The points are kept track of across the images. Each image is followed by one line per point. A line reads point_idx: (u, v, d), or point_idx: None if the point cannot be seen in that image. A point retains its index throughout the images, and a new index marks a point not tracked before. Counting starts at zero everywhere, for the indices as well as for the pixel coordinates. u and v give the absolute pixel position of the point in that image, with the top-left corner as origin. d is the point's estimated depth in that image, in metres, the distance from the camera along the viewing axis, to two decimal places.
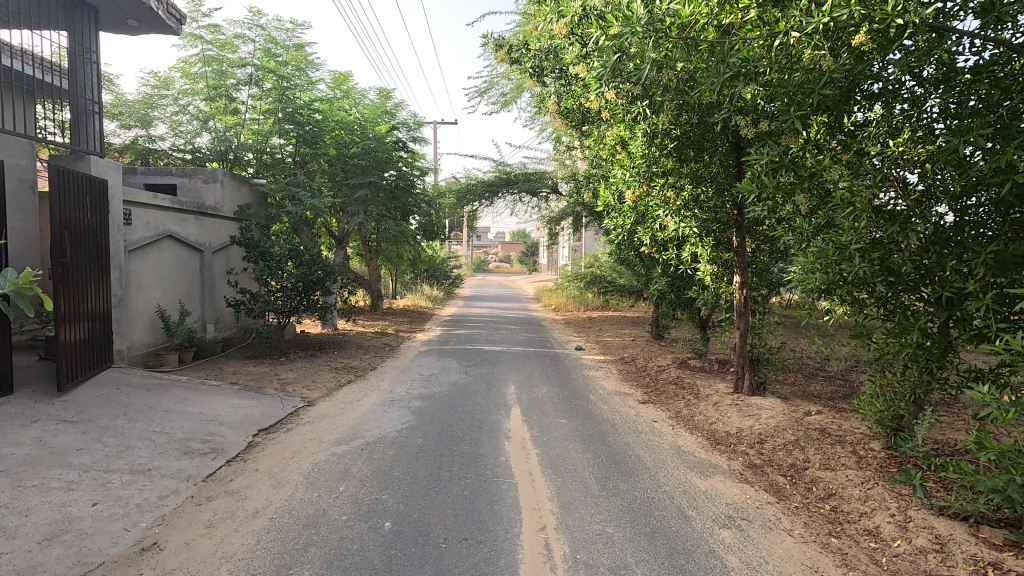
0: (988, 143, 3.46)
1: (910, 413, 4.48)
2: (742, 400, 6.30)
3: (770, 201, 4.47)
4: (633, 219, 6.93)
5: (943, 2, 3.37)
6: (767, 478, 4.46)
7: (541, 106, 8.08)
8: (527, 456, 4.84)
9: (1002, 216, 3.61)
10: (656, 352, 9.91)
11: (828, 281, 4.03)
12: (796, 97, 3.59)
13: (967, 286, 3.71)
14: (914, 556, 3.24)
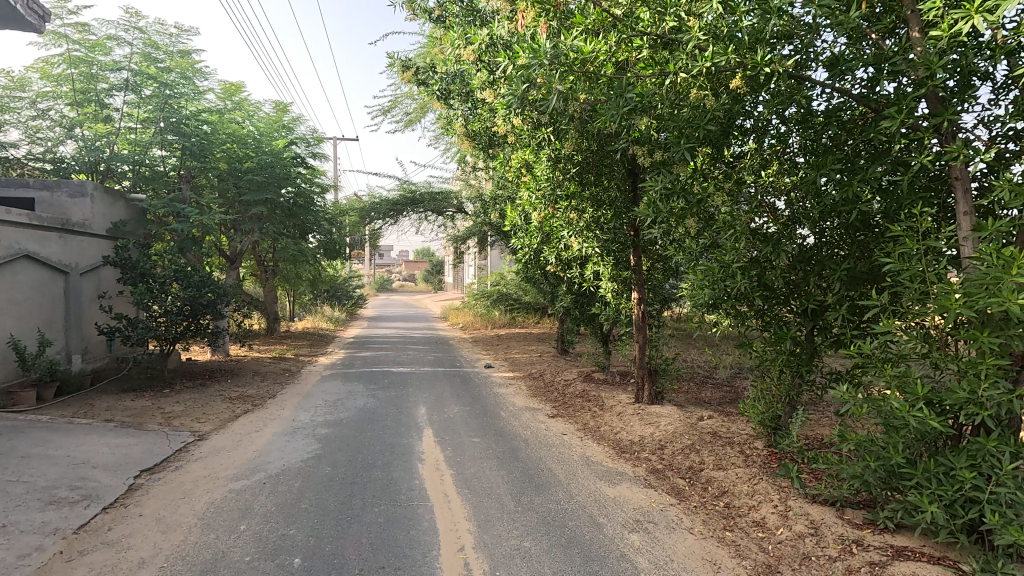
0: (839, 176, 4.03)
1: (786, 413, 5.02)
2: (643, 409, 6.69)
3: (663, 224, 4.83)
4: (539, 239, 7.22)
5: (800, 55, 3.88)
6: (668, 481, 4.78)
7: (447, 127, 8.23)
8: (441, 477, 4.81)
9: (850, 238, 4.23)
10: (562, 366, 10.25)
11: (716, 296, 4.46)
12: (685, 131, 3.94)
13: (826, 299, 4.29)
14: (794, 541, 3.63)
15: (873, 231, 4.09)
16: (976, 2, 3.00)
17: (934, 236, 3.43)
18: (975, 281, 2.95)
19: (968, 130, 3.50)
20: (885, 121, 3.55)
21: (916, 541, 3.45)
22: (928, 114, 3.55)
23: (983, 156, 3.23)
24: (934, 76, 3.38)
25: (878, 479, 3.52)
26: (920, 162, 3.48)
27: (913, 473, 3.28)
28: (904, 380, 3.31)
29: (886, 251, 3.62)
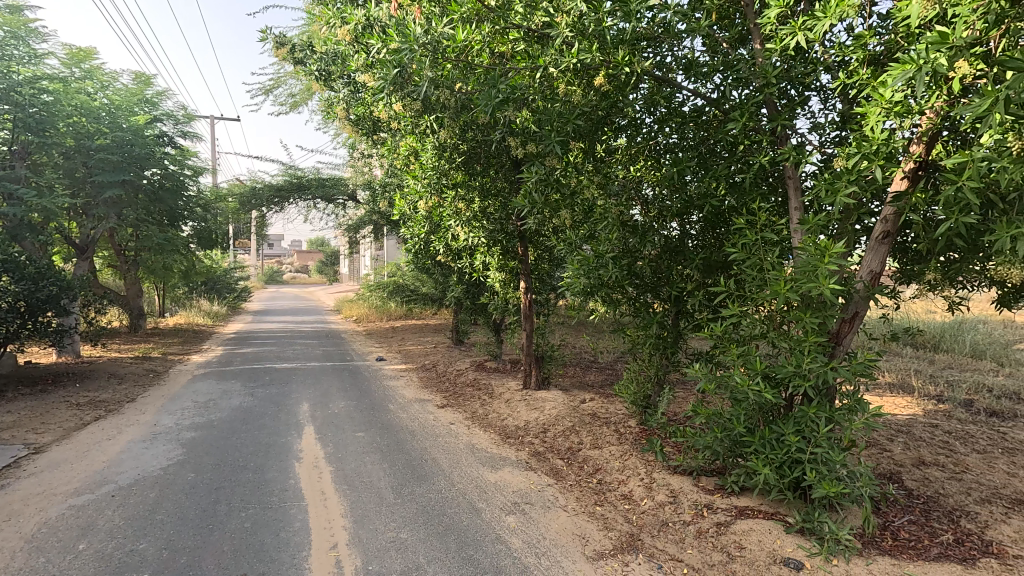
0: (696, 172, 4.36)
1: (655, 392, 5.39)
2: (529, 395, 6.88)
3: (541, 215, 4.97)
4: (428, 228, 7.16)
5: (662, 58, 4.14)
6: (548, 463, 4.96)
7: (329, 110, 7.87)
8: (319, 475, 4.63)
9: (708, 230, 4.61)
10: (456, 356, 10.27)
11: (590, 284, 4.68)
12: (556, 125, 4.09)
13: (687, 286, 4.66)
14: (655, 510, 3.93)
15: (727, 223, 4.49)
16: (800, 20, 3.36)
17: (771, 229, 3.83)
18: (799, 268, 3.33)
19: (800, 134, 3.92)
20: (731, 123, 3.89)
21: (755, 500, 3.88)
22: (767, 118, 3.93)
23: (809, 157, 3.65)
24: (770, 83, 3.74)
25: (725, 448, 3.91)
26: (760, 162, 3.86)
27: (752, 441, 3.68)
28: (746, 358, 3.68)
29: (733, 242, 3.99)
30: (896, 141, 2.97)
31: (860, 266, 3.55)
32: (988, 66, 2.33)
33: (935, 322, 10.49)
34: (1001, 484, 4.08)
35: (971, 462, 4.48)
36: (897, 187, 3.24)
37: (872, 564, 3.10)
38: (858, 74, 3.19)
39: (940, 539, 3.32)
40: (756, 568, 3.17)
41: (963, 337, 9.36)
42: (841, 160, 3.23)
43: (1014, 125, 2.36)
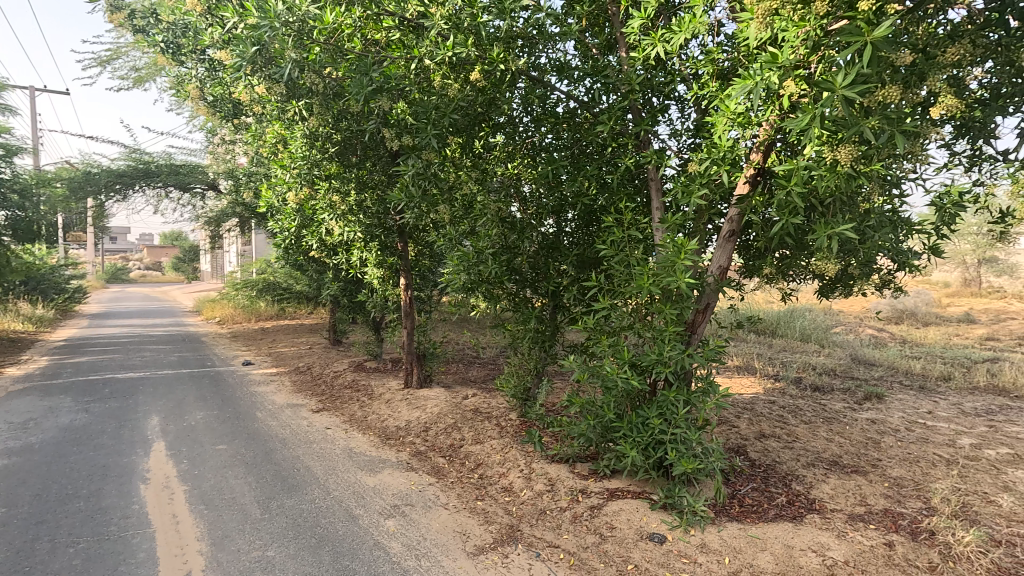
0: (570, 172, 4.54)
1: (534, 384, 5.54)
2: (411, 394, 6.73)
3: (419, 210, 4.86)
4: (298, 222, 6.70)
5: (535, 58, 4.24)
6: (429, 462, 4.89)
7: (180, 88, 7.06)
8: (170, 496, 4.14)
9: (582, 228, 4.83)
10: (333, 357, 9.76)
11: (470, 280, 4.67)
12: (433, 118, 4.02)
13: (562, 281, 4.83)
14: (534, 500, 4.04)
15: (599, 221, 4.72)
16: (659, 33, 3.60)
17: (637, 227, 4.09)
18: (660, 263, 3.59)
19: (662, 139, 4.22)
20: (600, 125, 4.08)
21: (625, 482, 4.13)
22: (633, 123, 4.18)
23: (669, 161, 3.94)
24: (634, 90, 3.98)
25: (598, 434, 4.11)
26: (626, 164, 4.10)
27: (621, 426, 3.91)
28: (616, 348, 3.89)
29: (603, 239, 4.20)
30: (739, 149, 3.29)
31: (711, 261, 3.92)
32: (809, 86, 2.66)
33: (772, 312, 12.01)
34: (821, 449, 4.76)
35: (800, 432, 5.17)
36: (740, 190, 3.62)
37: (723, 530, 3.44)
38: (708, 86, 3.49)
39: (776, 502, 3.78)
40: (625, 545, 3.38)
41: (794, 323, 10.80)
42: (694, 164, 3.52)
43: (829, 139, 2.72)
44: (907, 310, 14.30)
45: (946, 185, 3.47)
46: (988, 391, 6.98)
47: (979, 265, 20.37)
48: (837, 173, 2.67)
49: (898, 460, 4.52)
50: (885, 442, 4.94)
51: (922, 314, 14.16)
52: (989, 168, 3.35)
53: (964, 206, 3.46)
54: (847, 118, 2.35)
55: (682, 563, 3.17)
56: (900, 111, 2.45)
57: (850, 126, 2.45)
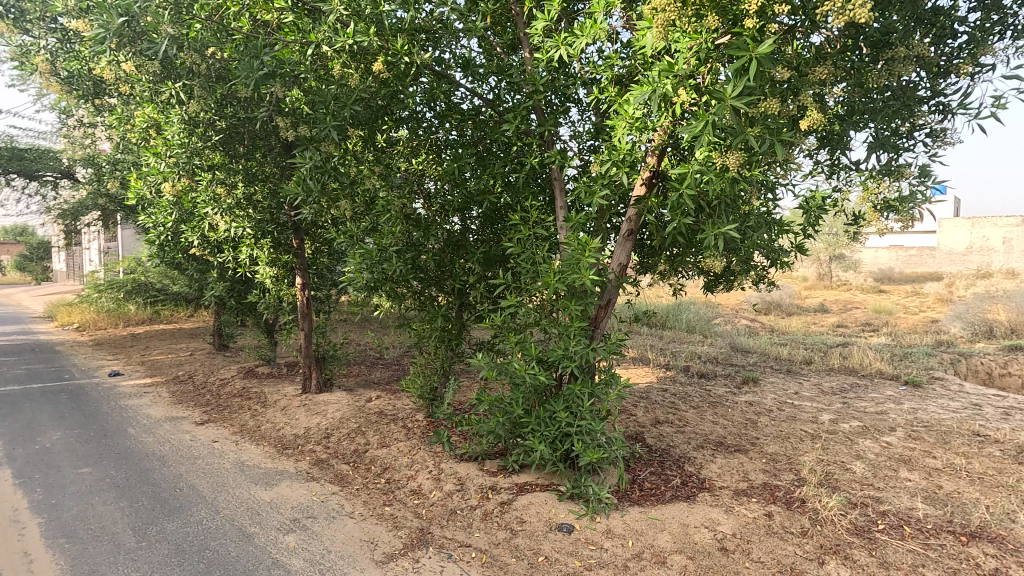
0: (475, 170, 4.52)
1: (441, 383, 5.46)
2: (309, 399, 6.36)
3: (317, 205, 4.59)
4: (176, 216, 6.07)
5: (439, 52, 4.16)
6: (331, 470, 4.65)
7: (24, 59, 6.10)
8: (20, 532, 3.57)
9: (487, 225, 4.83)
10: (218, 363, 8.98)
11: (374, 279, 4.49)
12: (332, 108, 3.81)
13: (469, 278, 4.81)
14: (444, 500, 3.98)
15: (504, 220, 4.75)
16: (562, 36, 3.68)
17: (541, 225, 4.17)
18: (565, 262, 3.68)
19: (564, 140, 4.33)
20: (506, 124, 4.11)
21: (533, 475, 4.21)
22: (536, 123, 4.25)
23: (571, 161, 4.06)
24: (538, 90, 4.05)
25: (506, 430, 4.15)
26: (531, 163, 4.16)
27: (529, 421, 3.97)
28: (523, 345, 3.94)
29: (510, 237, 4.24)
30: (636, 152, 3.47)
31: (611, 259, 4.10)
32: (700, 96, 2.85)
33: (662, 305, 12.86)
34: (709, 431, 5.16)
35: (690, 417, 5.58)
36: (638, 191, 3.81)
37: (625, 514, 3.61)
38: (608, 91, 3.63)
39: (672, 484, 4.04)
40: (536, 537, 3.44)
41: (681, 316, 11.63)
42: (596, 165, 3.65)
43: (718, 146, 2.94)
44: (774, 302, 15.98)
45: (811, 190, 3.89)
46: (840, 371, 7.98)
47: (830, 261, 23.26)
48: (724, 177, 2.89)
49: (773, 438, 5.02)
50: (761, 422, 5.47)
51: (786, 305, 15.88)
52: (845, 177, 3.80)
53: (825, 210, 3.91)
54: (735, 126, 2.55)
55: (590, 550, 3.28)
56: (779, 122, 2.70)
57: (737, 134, 2.66)
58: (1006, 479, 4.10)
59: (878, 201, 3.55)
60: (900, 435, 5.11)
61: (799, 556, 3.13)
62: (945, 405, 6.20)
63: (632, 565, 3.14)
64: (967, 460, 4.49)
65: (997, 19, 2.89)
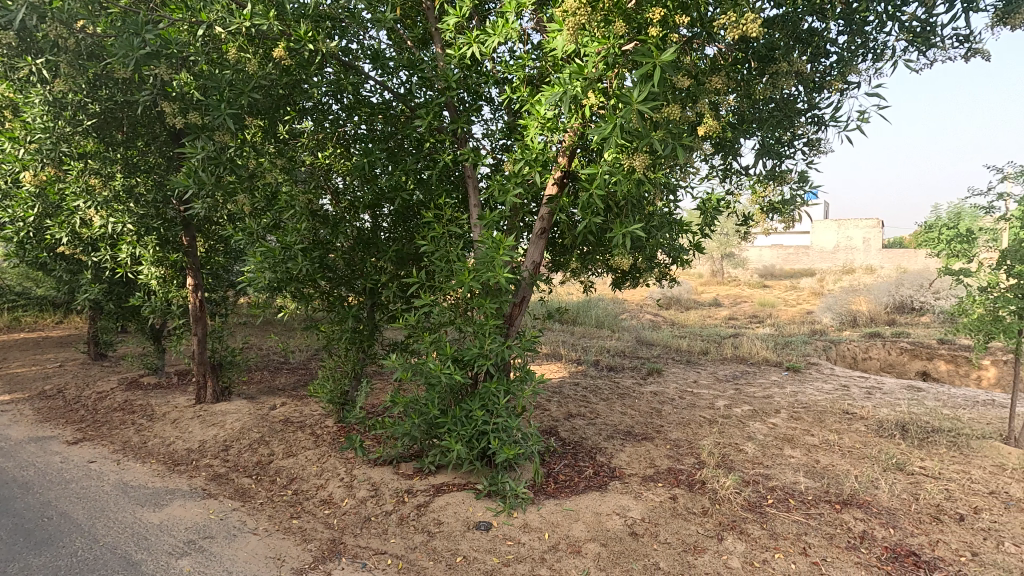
0: (385, 166, 4.39)
1: (352, 387, 5.25)
2: (205, 410, 5.87)
3: (211, 199, 4.24)
4: (41, 210, 5.47)
5: (345, 42, 3.99)
6: (231, 485, 4.33)
7: None
8: None
9: (400, 223, 4.72)
10: (95, 375, 8.05)
11: (277, 279, 4.22)
12: (227, 95, 3.53)
13: (381, 277, 4.66)
14: (357, 508, 3.84)
15: (417, 217, 4.66)
16: (474, 33, 3.66)
17: (455, 223, 4.13)
18: (480, 260, 3.66)
19: (477, 138, 4.31)
20: (418, 120, 4.02)
21: (450, 475, 4.16)
22: (449, 120, 4.19)
23: (484, 160, 4.06)
24: (450, 87, 4.00)
25: (422, 432, 4.07)
26: (444, 161, 4.11)
27: (445, 421, 3.93)
28: (438, 344, 3.88)
29: (423, 235, 4.16)
30: (548, 152, 3.53)
31: (525, 257, 4.15)
32: (608, 100, 2.95)
33: (573, 302, 13.27)
34: (618, 422, 5.39)
35: (600, 409, 5.79)
36: (550, 190, 3.88)
37: (541, 508, 3.68)
38: (520, 91, 3.65)
39: (585, 475, 4.17)
40: (453, 538, 3.40)
41: (591, 312, 12.05)
42: (509, 164, 3.67)
43: (625, 148, 3.06)
44: (674, 297, 17.02)
45: (707, 193, 4.17)
46: (733, 360, 8.66)
47: (722, 259, 25.17)
48: (631, 178, 3.02)
49: (676, 425, 5.34)
50: (665, 410, 5.80)
51: (685, 300, 16.98)
52: (736, 181, 4.11)
53: (720, 211, 4.21)
54: (640, 130, 2.67)
55: (507, 546, 3.30)
56: (680, 127, 2.86)
57: (643, 138, 2.79)
58: (869, 451, 4.65)
59: (765, 203, 3.87)
60: (784, 417, 5.62)
61: (701, 535, 3.35)
62: (819, 387, 6.92)
63: (548, 557, 3.20)
64: (838, 436, 5.03)
65: (860, 42, 3.23)
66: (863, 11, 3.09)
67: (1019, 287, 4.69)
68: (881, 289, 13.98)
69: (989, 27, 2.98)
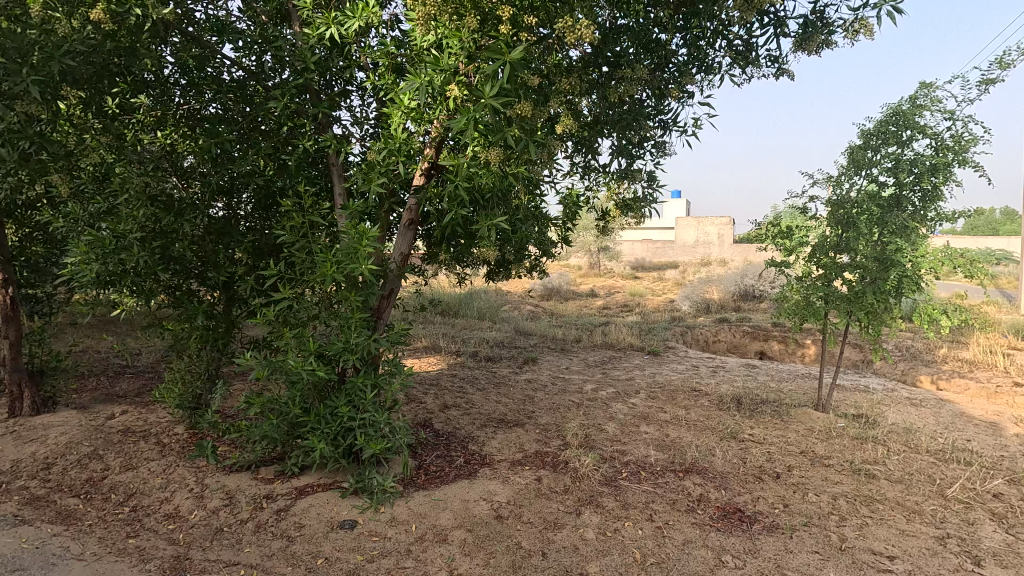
0: (239, 149, 4.05)
1: (206, 389, 4.82)
2: (21, 425, 5.05)
3: (19, 179, 3.65)
4: None
5: (185, 12, 3.65)
6: (52, 508, 3.78)
7: None
8: None
9: (259, 211, 4.40)
10: None
11: (108, 272, 3.72)
12: (32, 60, 3.06)
13: (236, 270, 4.31)
14: (207, 519, 3.54)
15: (278, 204, 4.37)
16: (333, 14, 3.51)
17: (318, 213, 3.92)
18: (343, 250, 3.49)
19: (343, 124, 4.10)
20: (273, 101, 3.74)
21: (315, 476, 4.01)
22: (310, 104, 3.98)
23: (349, 147, 3.88)
24: (309, 69, 3.79)
25: (283, 433, 3.85)
26: (305, 146, 3.87)
27: (308, 420, 3.75)
28: (301, 340, 3.67)
29: (282, 224, 3.90)
30: (414, 142, 3.48)
31: (393, 249, 4.06)
32: (469, 92, 2.97)
33: (455, 294, 13.28)
34: (492, 411, 5.51)
35: (476, 399, 5.88)
36: (417, 181, 3.83)
37: (409, 500, 3.67)
38: (384, 78, 3.54)
39: (456, 464, 4.22)
40: (315, 540, 3.28)
41: (472, 304, 12.17)
42: (373, 153, 3.56)
43: (484, 141, 3.12)
44: (553, 289, 17.74)
45: (569, 189, 4.41)
46: (602, 347, 9.23)
47: (598, 252, 26.64)
48: (491, 172, 3.08)
49: (546, 410, 5.58)
50: (538, 397, 6.05)
51: (563, 290, 17.74)
52: (595, 178, 4.37)
53: (581, 206, 4.47)
54: (494, 123, 2.74)
55: (373, 542, 3.25)
56: (533, 124, 2.98)
57: (499, 132, 2.87)
58: (710, 423, 5.22)
59: (619, 199, 4.25)
60: (642, 396, 6.12)
61: (561, 511, 3.56)
62: (674, 368, 7.62)
63: (414, 548, 3.21)
64: (686, 411, 5.59)
65: (696, 55, 3.58)
66: (696, 27, 3.42)
67: (824, 276, 5.55)
68: (729, 280, 15.69)
69: (794, 51, 3.43)
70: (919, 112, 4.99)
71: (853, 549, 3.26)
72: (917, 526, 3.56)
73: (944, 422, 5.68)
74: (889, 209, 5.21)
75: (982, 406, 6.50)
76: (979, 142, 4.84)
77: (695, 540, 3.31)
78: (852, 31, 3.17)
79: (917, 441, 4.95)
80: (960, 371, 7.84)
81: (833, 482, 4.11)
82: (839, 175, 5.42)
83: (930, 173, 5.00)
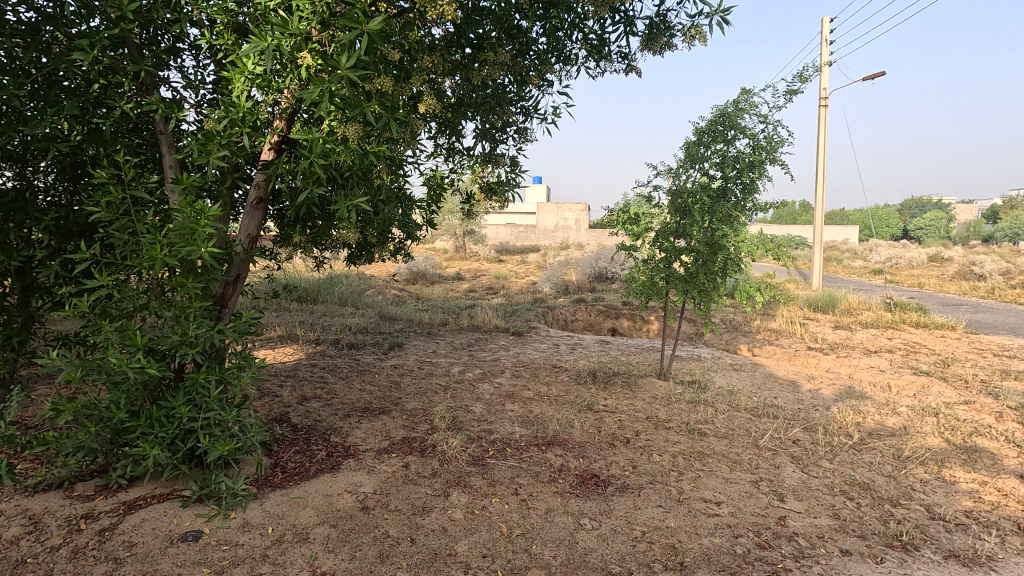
0: (32, 107, 3.34)
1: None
2: None
3: None
4: None
5: None
6: None
7: None
8: None
9: (64, 183, 3.71)
10: None
11: None
12: None
13: (34, 253, 3.60)
14: (3, 552, 2.93)
15: (88, 175, 3.71)
16: None
17: (143, 187, 3.38)
18: (175, 231, 3.05)
19: (172, 86, 3.59)
20: (77, 53, 3.12)
21: (147, 488, 3.55)
22: (129, 59, 3.41)
23: (181, 113, 3.39)
24: (127, 19, 3.21)
25: (105, 442, 3.34)
26: (123, 109, 3.31)
27: (136, 425, 3.27)
28: (124, 333, 3.17)
29: (95, 200, 3.31)
30: (260, 112, 3.14)
31: (239, 230, 3.68)
32: (324, 62, 2.76)
33: (314, 279, 12.51)
34: (356, 399, 5.31)
35: (338, 389, 5.61)
36: (266, 156, 3.50)
37: (264, 502, 3.40)
38: (223, 37, 3.13)
39: (316, 458, 4.01)
40: (150, 558, 2.90)
41: (333, 289, 11.56)
42: (212, 122, 3.16)
43: (341, 116, 2.94)
44: (419, 272, 17.52)
45: (433, 170, 4.35)
46: (469, 329, 9.34)
47: (463, 236, 26.79)
48: (350, 149, 2.91)
49: (413, 395, 5.52)
50: (404, 383, 5.94)
51: (429, 275, 17.59)
52: (459, 160, 4.35)
53: (445, 188, 4.43)
54: (351, 97, 2.58)
55: (221, 552, 2.96)
56: (394, 100, 2.86)
57: (356, 107, 2.70)
58: (570, 397, 5.56)
59: (483, 183, 4.28)
60: (508, 375, 6.32)
61: (429, 495, 3.55)
62: (536, 347, 7.97)
63: (271, 552, 2.98)
64: (548, 387, 5.89)
65: (554, 45, 3.71)
66: (555, 17, 3.54)
67: (665, 258, 6.18)
68: (585, 263, 16.76)
69: (640, 50, 3.71)
70: (740, 114, 5.68)
71: (689, 500, 3.70)
72: (737, 473, 4.15)
73: (757, 383, 6.68)
74: (717, 199, 5.87)
75: (785, 367, 7.75)
76: (784, 144, 5.65)
77: (557, 508, 3.51)
78: (689, 36, 3.50)
79: (737, 401, 5.75)
80: (769, 339, 9.25)
81: (673, 442, 4.62)
82: (677, 167, 6.01)
83: (748, 168, 5.73)
